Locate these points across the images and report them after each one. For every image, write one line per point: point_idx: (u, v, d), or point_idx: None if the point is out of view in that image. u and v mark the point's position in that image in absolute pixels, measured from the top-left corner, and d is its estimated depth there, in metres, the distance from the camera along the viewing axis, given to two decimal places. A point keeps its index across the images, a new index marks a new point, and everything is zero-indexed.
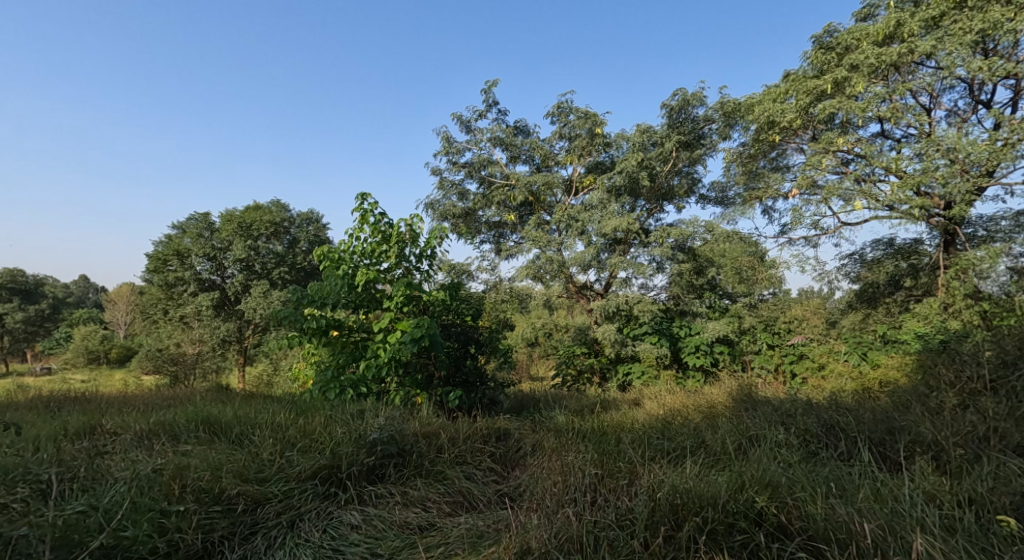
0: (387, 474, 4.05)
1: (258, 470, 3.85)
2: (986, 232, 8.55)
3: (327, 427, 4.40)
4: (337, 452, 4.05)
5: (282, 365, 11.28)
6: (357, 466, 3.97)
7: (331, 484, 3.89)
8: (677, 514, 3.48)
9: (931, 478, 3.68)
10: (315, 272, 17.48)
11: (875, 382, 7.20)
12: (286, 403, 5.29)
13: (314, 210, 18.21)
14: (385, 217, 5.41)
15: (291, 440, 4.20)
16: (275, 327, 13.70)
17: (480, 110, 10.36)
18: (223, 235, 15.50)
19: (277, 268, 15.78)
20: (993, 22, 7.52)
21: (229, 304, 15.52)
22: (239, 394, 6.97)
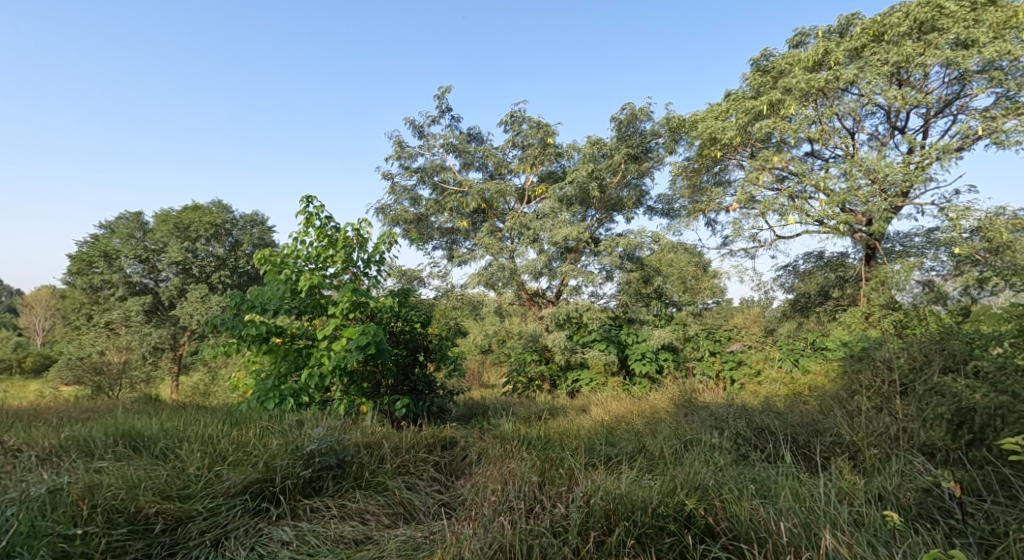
0: (325, 486, 4.00)
1: (182, 487, 3.75)
2: (903, 247, 9.15)
3: (262, 439, 4.32)
4: (272, 465, 3.98)
5: (220, 373, 10.91)
6: (292, 479, 3.92)
7: (262, 499, 3.81)
8: (610, 519, 3.60)
9: (846, 477, 3.92)
10: (258, 276, 16.96)
11: (805, 386, 7.58)
12: (221, 413, 5.12)
13: (258, 212, 17.65)
14: (331, 221, 5.34)
15: (222, 453, 4.11)
16: (213, 334, 13.24)
17: (433, 116, 10.41)
18: (158, 236, 15.01)
19: (217, 272, 15.18)
20: (906, 56, 8.11)
21: (163, 308, 14.98)
22: (171, 404, 6.68)
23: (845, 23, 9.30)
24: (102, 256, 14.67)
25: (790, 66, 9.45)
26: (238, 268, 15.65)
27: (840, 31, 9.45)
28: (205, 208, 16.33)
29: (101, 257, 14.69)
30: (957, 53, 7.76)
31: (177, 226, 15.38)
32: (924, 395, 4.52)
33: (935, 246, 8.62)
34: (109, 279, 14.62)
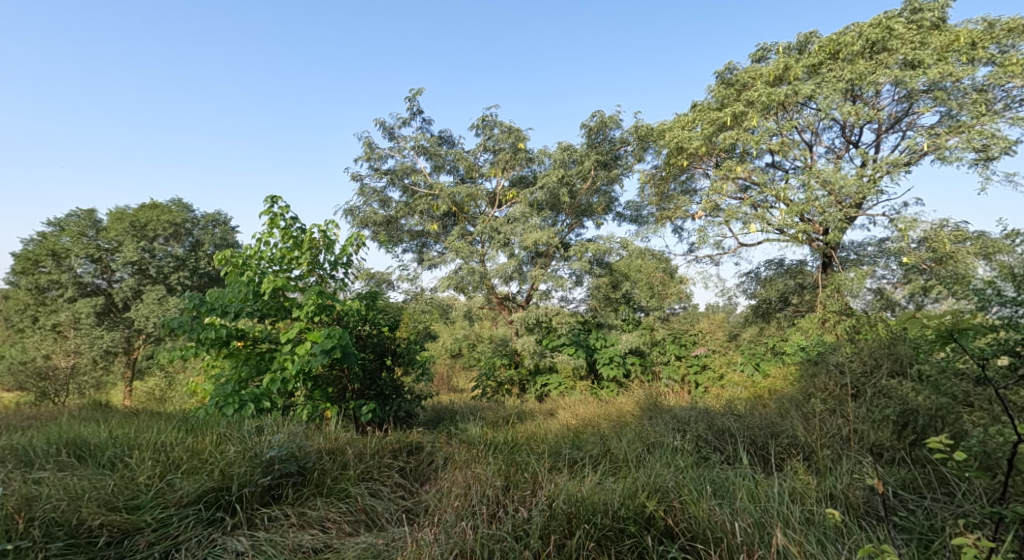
0: (284, 494, 3.96)
1: (131, 497, 3.70)
2: (857, 256, 9.50)
3: (219, 447, 4.26)
4: (228, 473, 3.93)
5: (177, 378, 10.63)
6: (250, 488, 3.87)
7: (217, 509, 3.76)
8: (571, 522, 3.66)
9: (800, 477, 4.07)
10: (219, 278, 16.61)
11: (765, 389, 7.82)
12: (176, 420, 5.01)
13: (221, 211, 17.26)
14: (297, 223, 5.29)
15: (175, 461, 4.04)
16: (170, 337, 12.90)
17: (404, 118, 10.40)
18: (111, 235, 14.54)
19: (176, 273, 14.80)
20: (859, 74, 8.46)
21: (116, 311, 14.51)
22: (123, 410, 6.49)
23: (803, 40, 9.63)
24: (50, 255, 14.13)
25: (752, 80, 9.74)
26: (198, 269, 15.29)
27: (799, 47, 9.78)
28: (163, 207, 15.92)
29: (49, 256, 14.14)
30: (905, 73, 8.11)
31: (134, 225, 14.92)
32: (874, 397, 4.72)
33: (886, 255, 8.98)
34: (57, 279, 14.10)
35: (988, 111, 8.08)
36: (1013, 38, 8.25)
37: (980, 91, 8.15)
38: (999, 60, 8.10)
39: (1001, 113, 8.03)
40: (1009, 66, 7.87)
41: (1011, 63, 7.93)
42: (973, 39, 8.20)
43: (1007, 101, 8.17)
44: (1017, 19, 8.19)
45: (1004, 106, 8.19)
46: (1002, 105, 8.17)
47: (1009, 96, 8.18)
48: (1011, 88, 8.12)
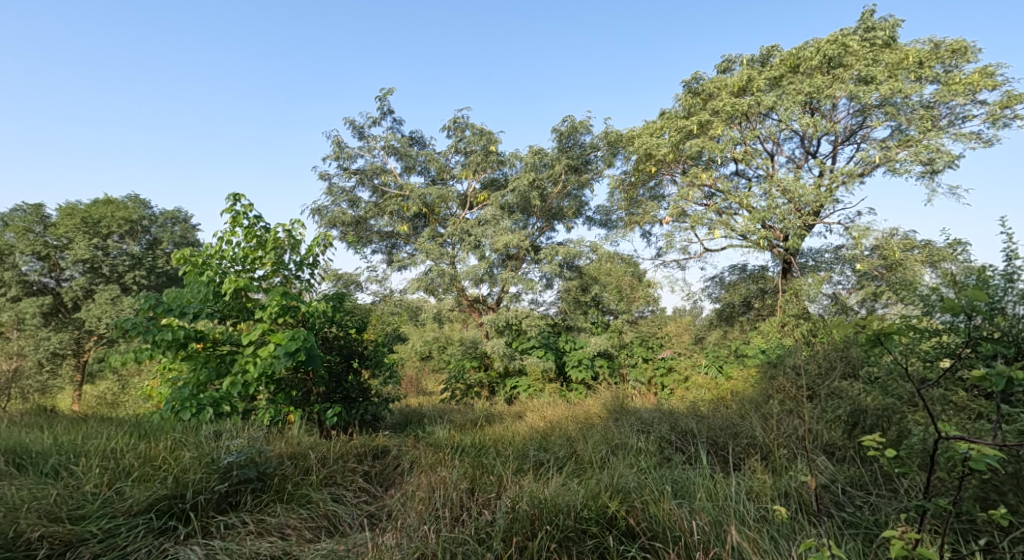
0: (243, 501, 3.91)
1: (75, 507, 3.61)
2: (814, 263, 9.82)
3: (174, 452, 4.18)
4: (182, 480, 3.87)
5: (131, 382, 10.34)
6: (205, 495, 3.81)
7: (169, 518, 3.68)
8: (534, 524, 3.70)
9: (758, 476, 4.20)
10: (177, 277, 16.21)
11: (728, 390, 8.02)
12: (129, 425, 4.88)
13: (181, 209, 16.88)
14: (260, 222, 5.22)
15: (126, 469, 3.96)
16: (124, 338, 12.55)
17: (374, 117, 10.34)
18: (60, 231, 13.99)
19: (132, 272, 14.37)
20: (817, 87, 8.76)
21: (65, 310, 14.04)
22: (70, 415, 6.27)
23: (765, 53, 9.91)
24: None
25: (717, 90, 9.98)
26: (155, 268, 14.88)
27: (762, 60, 10.06)
28: (118, 202, 15.45)
29: None
30: (859, 88, 8.41)
31: (86, 221, 14.22)
32: (829, 397, 4.90)
33: (842, 262, 9.30)
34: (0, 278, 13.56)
35: (934, 127, 8.45)
36: (957, 58, 8.67)
37: (927, 107, 8.52)
38: (944, 79, 8.49)
39: (946, 129, 8.42)
40: (953, 85, 8.25)
41: (955, 82, 8.32)
42: (920, 59, 8.58)
43: (951, 117, 8.57)
44: (960, 41, 8.61)
45: (949, 123, 8.58)
46: (947, 122, 8.57)
47: (954, 113, 8.57)
48: (955, 106, 8.51)
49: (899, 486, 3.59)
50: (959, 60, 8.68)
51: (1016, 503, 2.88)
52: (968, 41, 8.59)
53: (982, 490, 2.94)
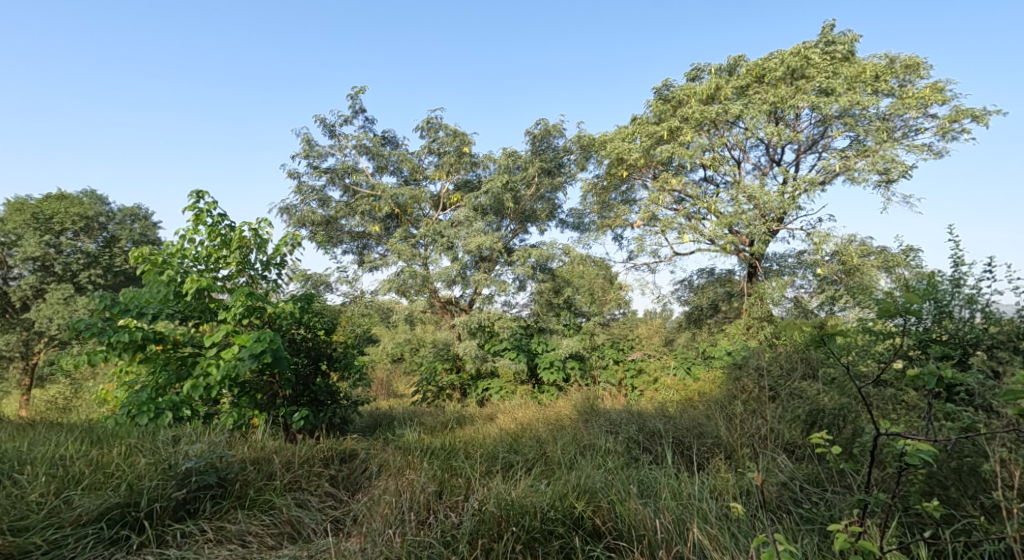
0: (201, 508, 3.84)
1: (19, 517, 3.49)
2: (779, 267, 10.05)
3: (128, 459, 4.09)
4: (137, 487, 3.78)
5: (85, 384, 10.01)
6: (161, 503, 3.73)
7: (122, 527, 3.59)
8: (500, 526, 3.72)
9: (721, 475, 4.29)
10: (136, 276, 15.78)
11: (695, 391, 8.15)
12: (81, 431, 4.75)
13: (141, 206, 16.47)
14: (225, 221, 5.12)
15: (76, 477, 3.86)
16: (78, 340, 12.15)
17: (345, 116, 10.24)
18: (9, 226, 13.45)
19: (88, 270, 13.91)
20: (781, 97, 9.00)
21: (14, 310, 13.56)
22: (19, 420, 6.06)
23: (733, 63, 10.13)
24: None
25: (687, 97, 10.15)
26: (112, 267, 14.47)
27: (729, 69, 10.29)
28: (72, 197, 15.00)
29: None
30: (820, 99, 8.67)
31: (37, 217, 13.73)
32: (790, 397, 5.03)
33: (804, 266, 9.54)
34: None
35: (889, 138, 8.76)
36: (910, 73, 9.02)
37: (883, 119, 8.84)
38: (898, 93, 8.82)
39: (900, 140, 8.74)
40: (907, 98, 8.57)
41: (908, 96, 8.64)
42: (877, 72, 8.89)
43: (905, 129, 8.89)
44: (913, 57, 8.97)
45: (903, 134, 8.90)
46: (901, 133, 8.89)
47: (907, 126, 8.89)
48: (908, 118, 8.84)
49: (847, 482, 3.73)
50: (913, 75, 9.03)
51: (958, 497, 3.06)
52: (921, 58, 8.95)
53: (927, 485, 3.11)
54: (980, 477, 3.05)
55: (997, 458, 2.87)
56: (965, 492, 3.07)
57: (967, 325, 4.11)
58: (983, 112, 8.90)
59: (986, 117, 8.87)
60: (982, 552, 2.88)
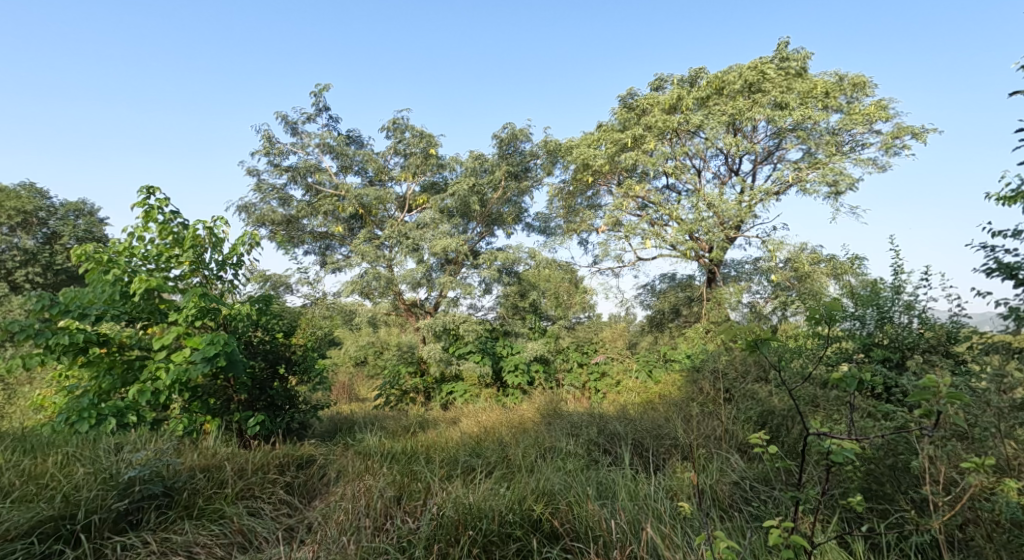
0: (145, 519, 3.70)
1: None
2: (736, 273, 10.27)
3: (65, 469, 3.94)
4: (73, 500, 3.63)
5: (24, 388, 9.51)
6: (100, 514, 3.59)
7: (56, 541, 3.43)
8: (458, 530, 3.70)
9: (677, 475, 4.36)
10: (80, 275, 15.17)
11: (657, 394, 8.25)
12: (14, 439, 4.53)
13: (86, 201, 15.90)
14: (177, 218, 4.96)
15: (6, 489, 3.68)
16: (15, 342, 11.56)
17: (308, 113, 10.07)
18: None
19: (25, 268, 13.44)
20: (739, 109, 9.23)
21: None
22: None
23: (694, 75, 10.35)
24: None
25: (650, 107, 10.30)
26: (53, 265, 13.87)
27: (690, 81, 10.51)
28: (9, 192, 14.33)
29: None
30: (775, 112, 8.91)
31: None
32: (745, 398, 5.16)
33: (760, 273, 9.80)
34: None
35: (839, 152, 9.11)
36: (857, 91, 9.38)
37: (833, 134, 9.18)
38: (846, 109, 9.15)
39: (848, 154, 9.08)
40: (854, 114, 8.90)
41: (856, 112, 8.98)
42: (827, 89, 9.20)
43: (853, 144, 9.23)
44: (860, 76, 9.34)
45: (851, 149, 9.25)
46: (849, 148, 9.24)
47: (855, 140, 9.24)
48: (856, 133, 9.19)
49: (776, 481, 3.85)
50: (860, 93, 9.40)
51: (892, 492, 3.25)
52: (867, 77, 9.32)
53: (865, 481, 3.31)
54: (912, 474, 3.22)
55: (926, 455, 2.97)
56: (900, 488, 3.25)
57: (906, 330, 4.49)
58: (923, 130, 9.31)
59: (925, 135, 9.28)
60: (913, 545, 3.04)
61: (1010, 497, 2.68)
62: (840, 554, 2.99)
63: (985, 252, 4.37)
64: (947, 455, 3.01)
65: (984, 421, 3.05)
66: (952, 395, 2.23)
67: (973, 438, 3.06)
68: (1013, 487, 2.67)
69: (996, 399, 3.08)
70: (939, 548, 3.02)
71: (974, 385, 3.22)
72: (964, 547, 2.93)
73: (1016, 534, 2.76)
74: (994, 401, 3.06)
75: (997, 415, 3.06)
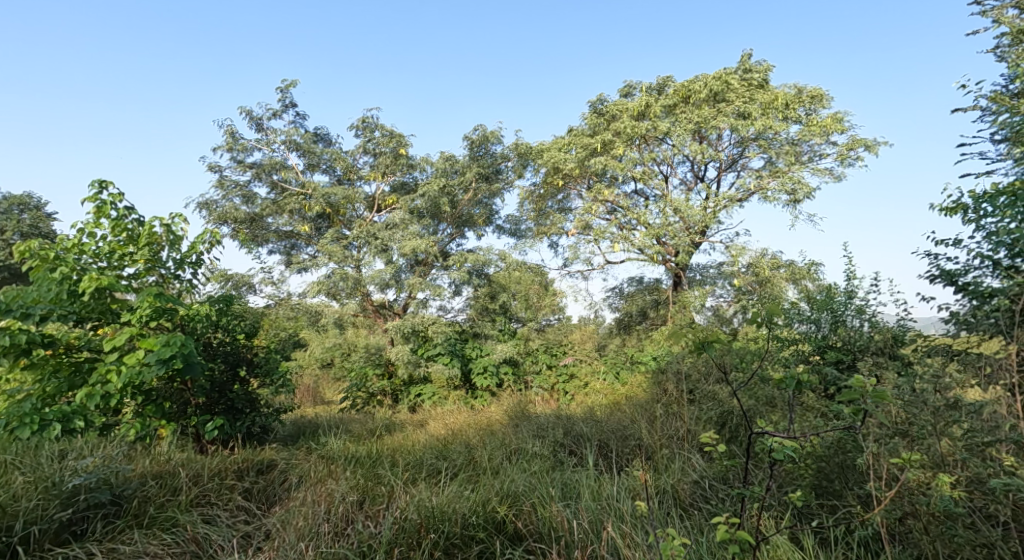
0: (91, 529, 3.55)
1: None
2: (701, 276, 10.46)
3: (4, 477, 3.76)
4: (12, 510, 3.47)
5: None
6: (42, 524, 3.43)
7: None
8: (420, 533, 3.65)
9: (641, 474, 4.39)
10: (25, 274, 14.55)
11: (623, 395, 8.31)
12: None
13: (33, 196, 15.26)
14: (132, 215, 4.77)
15: None
16: None
17: (274, 110, 9.86)
18: None
19: None
20: (705, 118, 9.39)
21: None
22: None
23: (661, 83, 10.49)
24: None
25: (619, 112, 10.39)
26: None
27: (658, 89, 10.65)
28: None
29: None
30: (738, 122, 9.08)
31: None
32: (708, 398, 5.23)
33: (723, 277, 9.99)
34: None
35: (797, 162, 9.36)
36: (815, 104, 9.65)
37: (792, 144, 9.43)
38: (805, 120, 9.40)
39: (806, 164, 9.33)
40: (812, 126, 9.14)
41: (813, 124, 9.23)
42: (787, 101, 9.42)
43: (811, 154, 9.49)
44: (818, 89, 9.61)
45: (809, 159, 9.50)
46: (808, 157, 9.50)
47: (812, 151, 9.50)
48: (814, 144, 9.44)
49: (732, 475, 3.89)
50: (817, 106, 9.66)
51: (840, 488, 3.34)
52: (825, 90, 9.59)
53: (815, 478, 3.41)
54: (858, 470, 3.32)
55: (869, 452, 3.05)
56: (847, 484, 3.34)
57: (857, 333, 4.65)
58: (875, 143, 9.63)
59: (877, 148, 9.60)
60: (858, 539, 3.14)
61: (943, 490, 2.77)
62: (791, 548, 3.06)
63: (928, 259, 4.50)
64: (889, 451, 3.10)
65: (920, 419, 3.11)
66: (884, 395, 2.29)
67: (912, 435, 3.13)
68: (946, 481, 2.76)
69: (930, 397, 3.13)
70: (880, 541, 3.12)
71: (910, 385, 3.27)
72: (903, 538, 3.03)
73: (948, 525, 2.85)
74: (929, 400, 3.11)
75: (932, 413, 3.11)
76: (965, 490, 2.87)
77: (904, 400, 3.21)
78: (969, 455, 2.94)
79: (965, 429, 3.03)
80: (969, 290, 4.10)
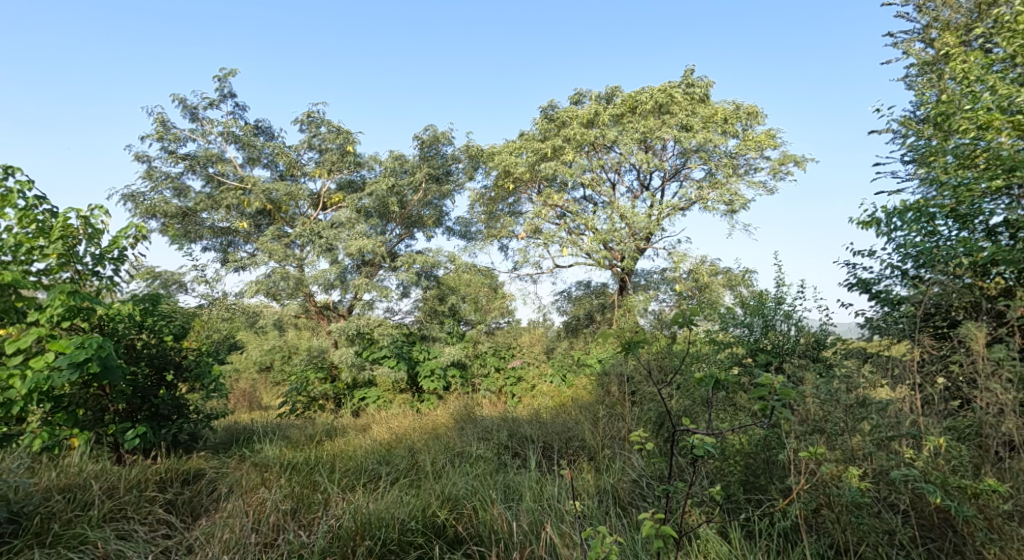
0: None
1: None
2: (646, 281, 10.62)
3: None
4: None
5: None
6: None
7: None
8: (355, 540, 3.49)
9: (582, 475, 4.35)
10: None
11: (568, 398, 8.30)
12: None
13: None
14: (41, 204, 4.38)
15: None
16: None
17: (211, 99, 9.41)
18: None
19: None
20: (649, 129, 9.55)
21: None
22: None
23: (609, 93, 10.63)
24: None
25: (570, 119, 10.41)
26: None
27: (606, 98, 10.77)
28: None
29: None
30: (681, 133, 9.29)
31: None
32: (649, 399, 5.26)
33: (666, 282, 10.18)
34: None
35: (735, 174, 9.65)
36: (751, 121, 9.94)
37: (730, 157, 9.71)
38: (742, 135, 9.71)
39: (742, 177, 9.63)
40: (748, 140, 9.43)
41: (749, 138, 9.53)
42: (726, 116, 9.69)
43: (747, 167, 9.79)
44: (754, 106, 9.91)
45: (745, 172, 9.80)
46: (744, 170, 9.79)
47: (749, 164, 9.81)
48: (749, 158, 9.74)
49: (664, 471, 3.91)
50: (753, 122, 9.97)
51: (765, 483, 3.36)
52: (760, 107, 9.90)
53: (742, 474, 3.43)
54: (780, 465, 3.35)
55: (789, 448, 3.10)
56: (771, 479, 3.37)
57: (786, 338, 4.80)
58: (803, 159, 10.02)
59: (805, 163, 10.00)
60: (780, 531, 3.17)
61: (852, 482, 2.84)
62: (718, 543, 3.07)
63: (847, 269, 4.71)
64: (806, 446, 3.12)
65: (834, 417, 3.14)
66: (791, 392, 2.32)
67: (827, 432, 3.14)
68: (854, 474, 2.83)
69: (844, 396, 3.17)
70: (800, 532, 3.17)
71: (826, 384, 3.31)
72: (819, 528, 3.10)
73: (857, 515, 2.93)
74: (842, 398, 3.16)
75: (845, 411, 3.15)
76: (872, 481, 2.95)
77: (820, 399, 3.23)
78: (875, 449, 3.02)
79: (873, 425, 3.12)
80: (881, 298, 4.33)
